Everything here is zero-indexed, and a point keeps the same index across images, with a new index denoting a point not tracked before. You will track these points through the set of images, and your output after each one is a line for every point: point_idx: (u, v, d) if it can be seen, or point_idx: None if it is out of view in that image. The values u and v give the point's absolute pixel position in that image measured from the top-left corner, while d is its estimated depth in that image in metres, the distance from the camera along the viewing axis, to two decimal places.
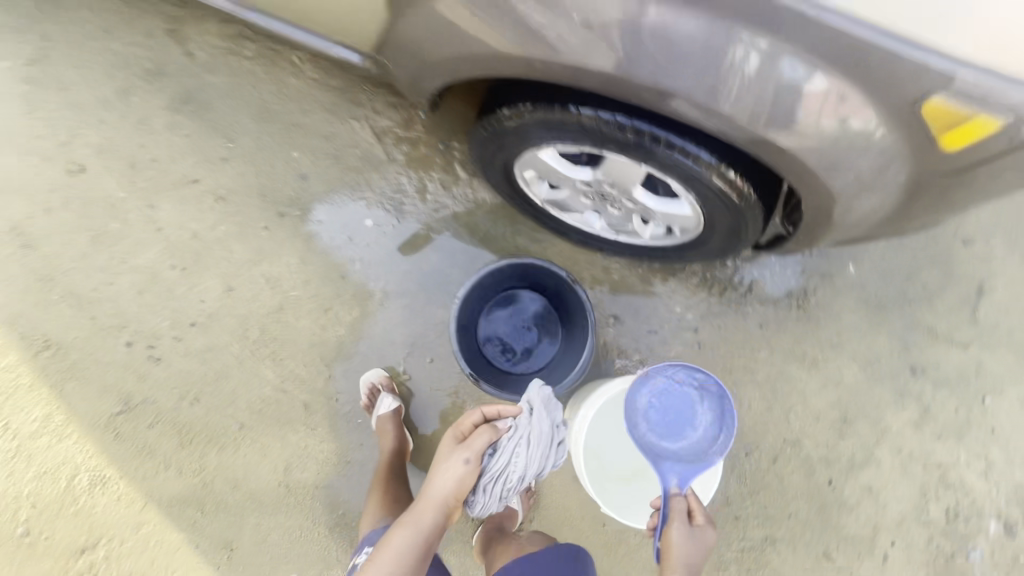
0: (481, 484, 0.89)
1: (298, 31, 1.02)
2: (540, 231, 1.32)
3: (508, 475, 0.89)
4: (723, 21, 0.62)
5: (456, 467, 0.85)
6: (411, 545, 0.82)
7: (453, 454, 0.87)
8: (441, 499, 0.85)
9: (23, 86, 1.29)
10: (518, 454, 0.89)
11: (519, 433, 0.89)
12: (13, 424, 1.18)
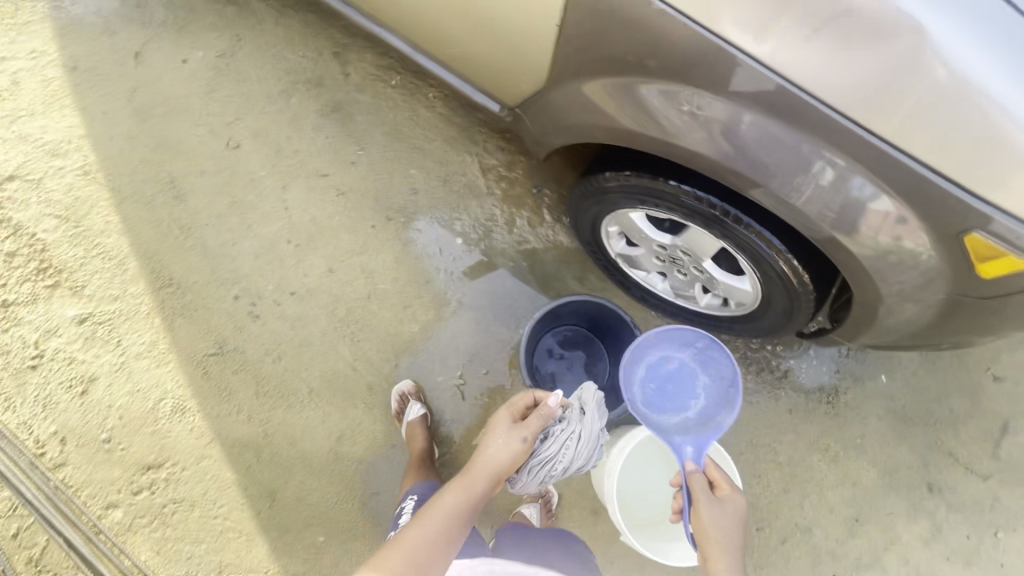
0: (530, 464, 1.05)
1: (449, 74, 1.20)
2: (605, 281, 1.47)
3: (554, 462, 1.05)
4: (812, 139, 0.77)
5: (516, 444, 0.96)
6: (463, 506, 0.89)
7: (511, 431, 0.98)
8: (496, 471, 0.94)
9: (209, 72, 1.56)
10: (568, 445, 1.05)
11: (572, 428, 1.06)
12: (124, 342, 1.34)
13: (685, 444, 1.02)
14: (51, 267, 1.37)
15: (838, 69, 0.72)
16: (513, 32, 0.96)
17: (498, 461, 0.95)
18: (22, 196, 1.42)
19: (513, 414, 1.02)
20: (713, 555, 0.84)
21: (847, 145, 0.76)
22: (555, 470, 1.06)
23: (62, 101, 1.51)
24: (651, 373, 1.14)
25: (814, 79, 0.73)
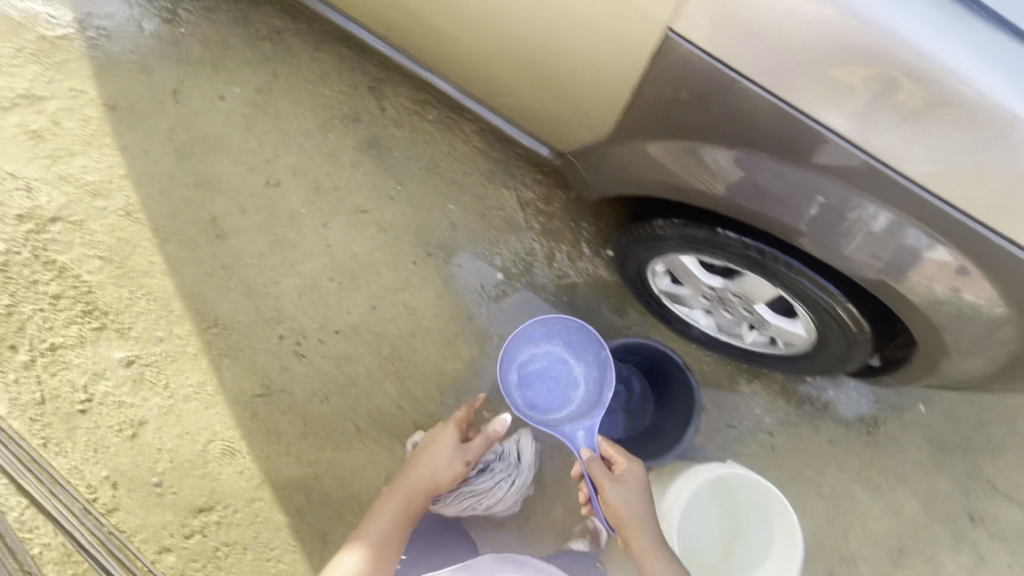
0: (464, 488, 1.29)
1: (499, 120, 1.22)
2: (645, 314, 1.49)
3: (482, 496, 1.30)
4: (868, 193, 0.79)
5: (455, 465, 1.12)
6: (404, 519, 1.08)
7: (452, 453, 1.13)
8: (434, 485, 1.11)
9: (247, 108, 1.57)
10: (499, 485, 1.31)
11: (508, 473, 1.32)
12: (172, 384, 1.35)
13: (576, 430, 1.09)
14: (97, 310, 1.38)
15: (902, 136, 0.73)
16: (579, 87, 0.95)
17: (435, 477, 1.11)
18: (65, 238, 1.43)
19: (456, 432, 1.16)
20: (631, 532, 1.00)
21: (904, 203, 0.78)
22: (479, 502, 1.31)
23: (101, 141, 1.51)
24: (529, 375, 1.23)
25: (878, 146, 0.74)
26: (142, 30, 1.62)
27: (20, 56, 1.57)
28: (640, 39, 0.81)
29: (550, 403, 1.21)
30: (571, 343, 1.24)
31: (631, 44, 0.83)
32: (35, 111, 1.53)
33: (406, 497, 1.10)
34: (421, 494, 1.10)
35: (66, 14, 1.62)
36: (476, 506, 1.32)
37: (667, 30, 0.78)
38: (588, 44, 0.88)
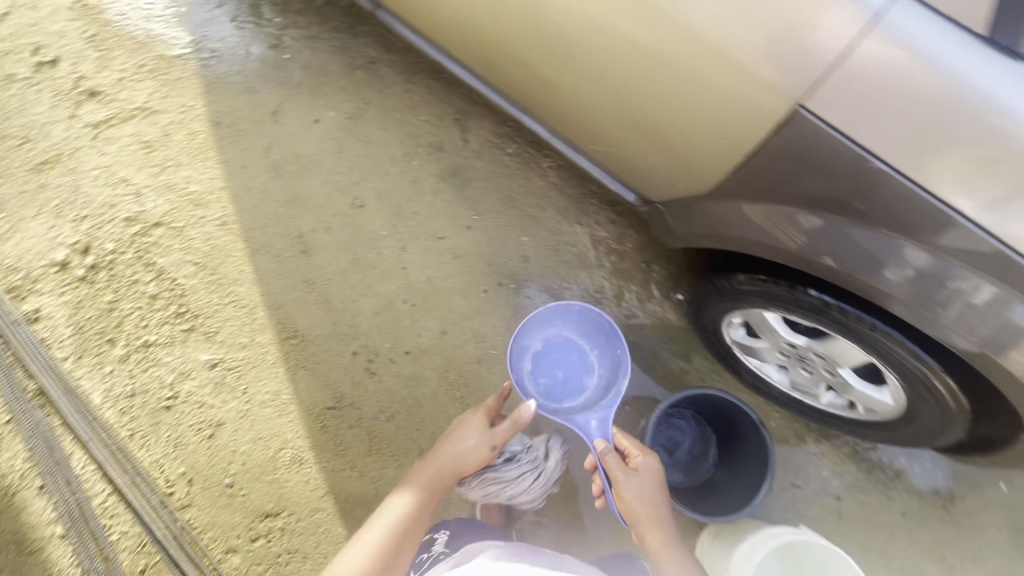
0: (489, 476, 1.24)
1: (590, 164, 1.28)
2: (710, 362, 1.48)
3: (509, 483, 1.26)
4: (976, 268, 0.79)
5: (482, 449, 1.12)
6: (428, 501, 1.06)
7: (479, 437, 1.13)
8: (459, 468, 1.11)
9: (338, 132, 1.66)
10: (524, 478, 1.27)
11: (534, 469, 1.29)
12: (250, 390, 1.41)
13: (590, 420, 1.16)
14: (188, 312, 1.46)
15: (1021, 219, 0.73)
16: (684, 147, 0.97)
17: (462, 460, 1.11)
18: (166, 243, 1.53)
19: (484, 419, 1.16)
20: (644, 524, 1.03)
21: (1015, 282, 0.77)
22: (503, 491, 1.26)
23: (205, 154, 1.62)
24: (541, 365, 1.32)
25: (995, 225, 0.74)
26: (250, 54, 1.73)
27: (140, 72, 1.70)
28: (764, 113, 0.82)
29: (564, 393, 1.29)
30: (587, 333, 1.31)
31: (752, 118, 0.84)
32: (150, 122, 1.65)
33: (431, 479, 1.08)
34: (447, 477, 1.10)
35: (184, 36, 1.75)
36: (501, 495, 1.27)
37: (798, 106, 0.79)
38: (705, 111, 0.88)
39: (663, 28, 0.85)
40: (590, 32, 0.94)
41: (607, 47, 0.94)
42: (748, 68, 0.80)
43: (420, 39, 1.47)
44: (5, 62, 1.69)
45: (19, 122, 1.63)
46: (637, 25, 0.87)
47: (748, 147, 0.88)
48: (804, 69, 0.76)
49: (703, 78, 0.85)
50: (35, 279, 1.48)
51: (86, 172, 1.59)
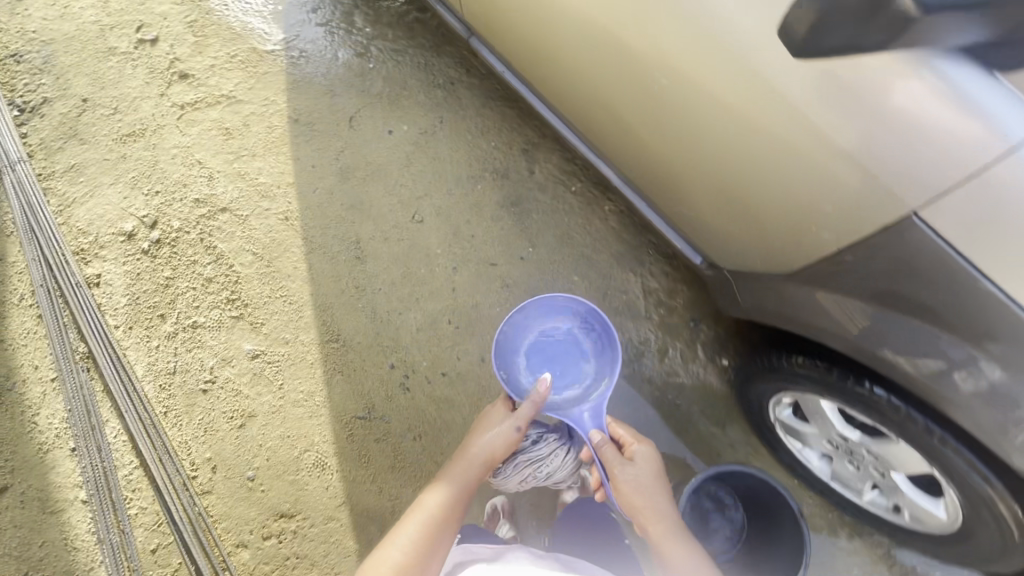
0: (520, 459, 1.19)
1: (660, 220, 1.28)
2: (747, 434, 1.44)
3: (542, 462, 1.20)
4: None
5: (509, 435, 1.10)
6: (459, 493, 1.05)
7: (505, 423, 1.11)
8: (490, 458, 1.09)
9: (409, 146, 1.68)
10: (556, 455, 1.20)
11: (564, 446, 1.21)
12: (286, 386, 1.42)
13: (583, 412, 1.12)
14: (239, 300, 1.49)
15: None
16: (766, 222, 0.96)
17: (489, 451, 1.09)
18: (228, 230, 1.56)
19: (507, 407, 1.15)
20: (645, 515, 1.00)
21: None
22: (539, 471, 1.21)
23: (279, 149, 1.66)
24: (533, 360, 1.26)
25: None
26: (336, 59, 1.79)
27: (231, 62, 1.77)
28: (864, 207, 0.81)
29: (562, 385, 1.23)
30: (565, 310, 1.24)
31: (850, 210, 0.83)
32: (232, 110, 1.70)
33: (462, 472, 1.07)
34: (478, 469, 1.08)
35: (278, 33, 1.82)
36: (537, 475, 1.22)
37: (911, 214, 0.77)
38: (799, 193, 0.88)
39: (773, 108, 0.84)
40: (690, 96, 0.93)
41: (706, 115, 0.92)
42: (853, 161, 0.80)
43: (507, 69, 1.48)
44: (109, 35, 1.78)
45: (112, 93, 1.70)
46: (744, 98, 0.86)
47: (837, 235, 0.86)
48: (916, 173, 0.75)
49: (804, 162, 0.84)
50: (101, 246, 1.53)
51: (165, 149, 1.64)
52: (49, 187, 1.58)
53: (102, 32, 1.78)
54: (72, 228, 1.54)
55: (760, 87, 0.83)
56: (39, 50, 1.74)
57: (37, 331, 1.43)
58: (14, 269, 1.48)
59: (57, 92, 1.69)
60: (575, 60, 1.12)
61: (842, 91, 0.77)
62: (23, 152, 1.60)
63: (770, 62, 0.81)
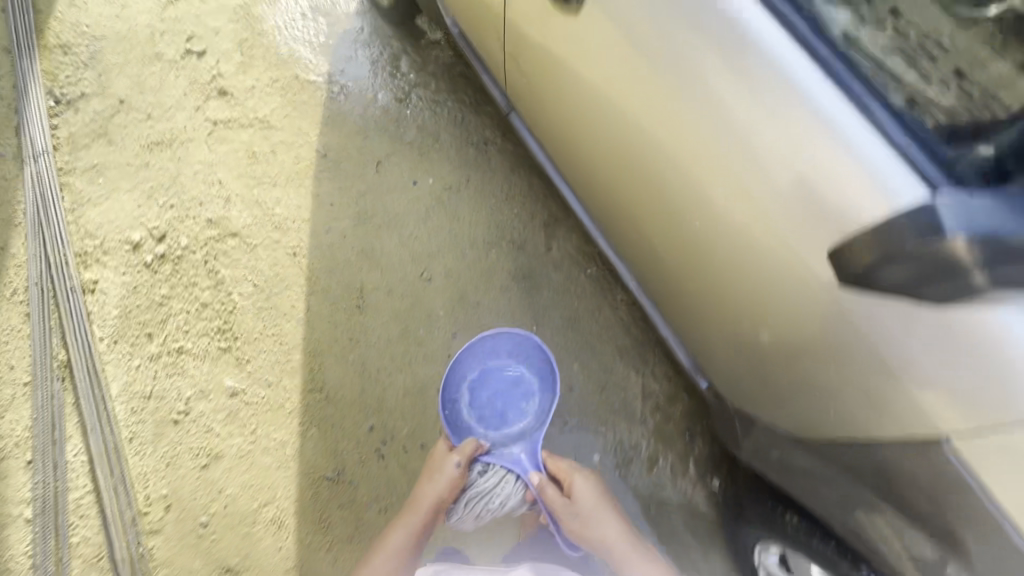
0: (468, 496, 1.21)
1: (671, 334, 1.31)
2: (727, 567, 1.35)
3: (490, 494, 1.20)
4: None
5: (451, 477, 1.20)
6: (410, 538, 1.18)
7: (446, 464, 1.21)
8: (437, 502, 1.20)
9: (431, 200, 1.66)
10: (503, 483, 1.20)
11: (510, 471, 1.21)
12: (259, 431, 1.37)
13: (520, 453, 1.25)
14: (231, 331, 1.46)
15: None
16: (759, 347, 0.93)
17: (437, 494, 1.20)
18: (234, 256, 1.54)
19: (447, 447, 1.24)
20: (604, 546, 1.14)
21: None
22: (491, 503, 1.20)
23: (302, 182, 1.65)
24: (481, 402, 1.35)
25: None
26: (376, 100, 1.79)
27: (272, 86, 1.77)
28: (856, 371, 0.78)
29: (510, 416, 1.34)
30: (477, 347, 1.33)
31: (842, 368, 0.80)
32: (263, 135, 1.70)
33: (412, 520, 1.19)
34: (428, 514, 1.20)
35: (323, 65, 1.82)
36: (490, 508, 1.21)
37: (943, 440, 0.70)
38: (796, 337, 0.84)
39: (786, 260, 0.77)
40: (703, 218, 0.86)
41: (718, 244, 0.86)
42: (859, 331, 0.74)
43: (543, 152, 1.51)
44: (159, 41, 1.79)
45: (150, 99, 1.71)
46: (759, 241, 0.79)
47: (818, 376, 0.84)
48: (921, 367, 0.70)
49: (807, 315, 0.79)
50: (104, 252, 1.50)
51: (190, 163, 1.64)
52: (66, 182, 1.57)
53: (152, 37, 1.80)
54: (79, 229, 1.52)
55: (777, 236, 0.76)
56: (88, 45, 1.76)
57: (22, 330, 1.40)
58: (14, 262, 1.46)
59: (96, 89, 1.70)
60: (595, 146, 1.06)
61: (891, 311, 0.70)
62: (49, 144, 1.60)
63: (793, 217, 0.73)
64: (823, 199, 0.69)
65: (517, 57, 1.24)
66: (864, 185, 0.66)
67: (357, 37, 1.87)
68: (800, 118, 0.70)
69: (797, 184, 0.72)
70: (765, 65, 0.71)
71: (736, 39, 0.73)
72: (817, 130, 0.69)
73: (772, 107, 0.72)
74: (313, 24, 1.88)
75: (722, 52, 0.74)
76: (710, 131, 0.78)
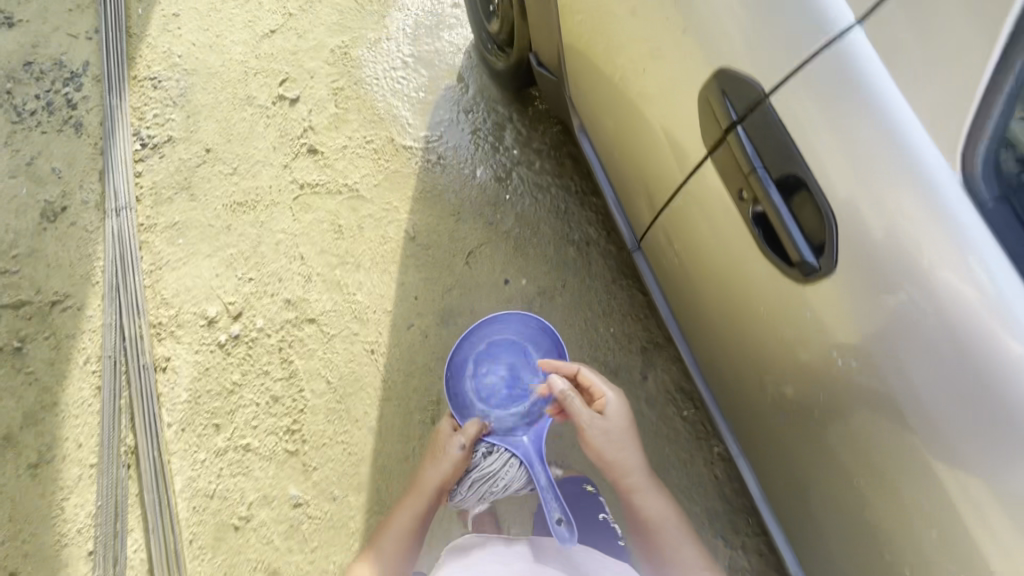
0: (470, 478, 1.18)
1: (780, 537, 1.19)
2: None
3: (494, 477, 1.18)
4: None
5: (455, 459, 1.16)
6: (412, 520, 1.14)
7: (449, 445, 1.18)
8: (442, 484, 1.16)
9: (521, 304, 1.52)
10: (508, 468, 1.17)
11: (514, 455, 1.17)
12: (319, 551, 1.30)
13: (523, 434, 1.21)
14: (300, 432, 1.38)
15: None
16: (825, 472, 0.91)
17: (442, 474, 1.16)
18: (311, 345, 1.44)
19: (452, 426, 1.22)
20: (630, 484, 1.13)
21: None
22: (494, 486, 1.18)
23: (387, 267, 1.53)
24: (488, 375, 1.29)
25: None
26: (473, 177, 1.63)
27: (364, 148, 1.63)
28: (901, 477, 0.75)
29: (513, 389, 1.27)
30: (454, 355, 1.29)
31: (885, 471, 0.78)
32: (350, 206, 1.57)
33: (417, 499, 1.16)
34: (432, 495, 1.15)
35: (420, 127, 1.66)
36: (494, 492, 1.19)
37: None
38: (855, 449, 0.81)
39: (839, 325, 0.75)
40: (775, 286, 0.82)
41: (783, 319, 0.84)
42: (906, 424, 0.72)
43: (664, 301, 1.32)
44: (251, 81, 1.67)
45: (237, 150, 1.59)
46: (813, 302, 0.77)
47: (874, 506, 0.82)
48: (977, 497, 0.66)
49: (883, 442, 0.76)
50: (178, 324, 1.43)
51: (272, 231, 1.53)
52: (146, 240, 1.49)
53: (245, 76, 1.67)
54: (156, 295, 1.45)
55: (881, 366, 0.72)
56: (178, 80, 1.64)
57: (92, 405, 1.35)
58: (88, 326, 1.40)
59: (183, 133, 1.59)
60: (702, 264, 0.99)
61: None
62: (132, 197, 1.51)
63: (859, 279, 0.70)
64: (900, 266, 0.66)
65: (652, 205, 1.10)
66: (974, 291, 0.62)
67: (460, 98, 1.70)
68: (896, 176, 0.65)
69: (869, 244, 0.68)
70: (869, 111, 0.67)
71: (841, 80, 0.68)
72: (911, 191, 0.64)
73: (870, 162, 0.67)
74: (413, 77, 1.72)
75: (819, 93, 0.69)
76: (789, 173, 0.74)
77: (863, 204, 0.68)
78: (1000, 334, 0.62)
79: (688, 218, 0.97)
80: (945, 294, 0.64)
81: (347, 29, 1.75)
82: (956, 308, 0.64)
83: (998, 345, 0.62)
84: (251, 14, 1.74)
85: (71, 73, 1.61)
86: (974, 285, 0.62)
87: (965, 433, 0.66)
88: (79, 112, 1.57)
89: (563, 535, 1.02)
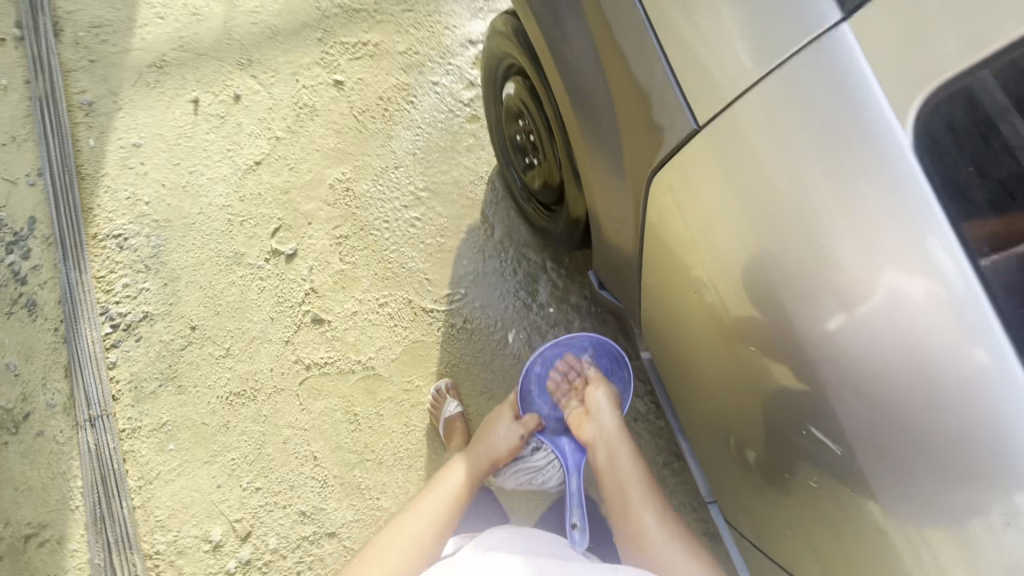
0: (514, 465, 1.17)
1: None
2: None
3: (537, 470, 1.17)
4: None
5: (512, 438, 1.13)
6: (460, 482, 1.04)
7: (507, 427, 1.14)
8: (495, 456, 1.11)
9: None
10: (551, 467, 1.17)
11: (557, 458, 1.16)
12: None
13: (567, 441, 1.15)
14: None
15: None
16: None
17: (495, 447, 1.11)
18: (333, 567, 1.28)
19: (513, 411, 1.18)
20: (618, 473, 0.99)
21: None
22: (534, 480, 1.18)
23: (413, 462, 1.34)
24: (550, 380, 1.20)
25: None
26: (505, 343, 1.42)
27: (377, 314, 1.40)
28: None
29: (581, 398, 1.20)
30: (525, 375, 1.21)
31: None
32: (366, 388, 1.37)
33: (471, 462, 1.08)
34: (486, 465, 1.09)
35: (441, 283, 1.44)
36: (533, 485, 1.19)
37: None
38: None
39: (799, 382, 0.64)
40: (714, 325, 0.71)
41: None
42: (885, 501, 0.59)
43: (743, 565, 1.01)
44: (237, 232, 1.40)
45: (228, 325, 1.36)
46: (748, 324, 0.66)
47: None
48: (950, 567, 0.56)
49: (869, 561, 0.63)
50: (179, 552, 1.25)
51: (278, 428, 1.33)
52: (129, 449, 1.28)
53: (228, 226, 1.40)
54: (148, 517, 1.26)
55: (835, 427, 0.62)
56: (147, 236, 1.37)
57: None
58: (73, 564, 1.22)
59: (161, 307, 1.34)
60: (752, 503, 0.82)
61: None
62: (108, 398, 1.28)
63: (810, 311, 0.60)
64: (857, 292, 0.57)
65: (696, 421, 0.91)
66: (938, 299, 0.54)
67: (485, 243, 1.47)
68: (907, 269, 0.55)
69: (834, 274, 0.58)
70: (850, 129, 0.57)
71: (819, 94, 0.58)
72: (881, 209, 0.56)
73: (819, 143, 0.58)
74: (429, 217, 1.47)
75: (795, 102, 0.60)
76: (752, 195, 0.63)
77: (825, 224, 0.58)
78: (963, 347, 0.53)
79: (742, 452, 0.80)
80: (912, 326, 0.55)
81: (347, 156, 1.48)
82: (918, 320, 0.55)
83: (967, 364, 0.53)
84: (229, 140, 1.45)
85: (15, 235, 1.34)
86: (940, 291, 0.54)
87: (940, 483, 0.55)
88: (30, 288, 1.31)
89: (576, 540, 0.94)
